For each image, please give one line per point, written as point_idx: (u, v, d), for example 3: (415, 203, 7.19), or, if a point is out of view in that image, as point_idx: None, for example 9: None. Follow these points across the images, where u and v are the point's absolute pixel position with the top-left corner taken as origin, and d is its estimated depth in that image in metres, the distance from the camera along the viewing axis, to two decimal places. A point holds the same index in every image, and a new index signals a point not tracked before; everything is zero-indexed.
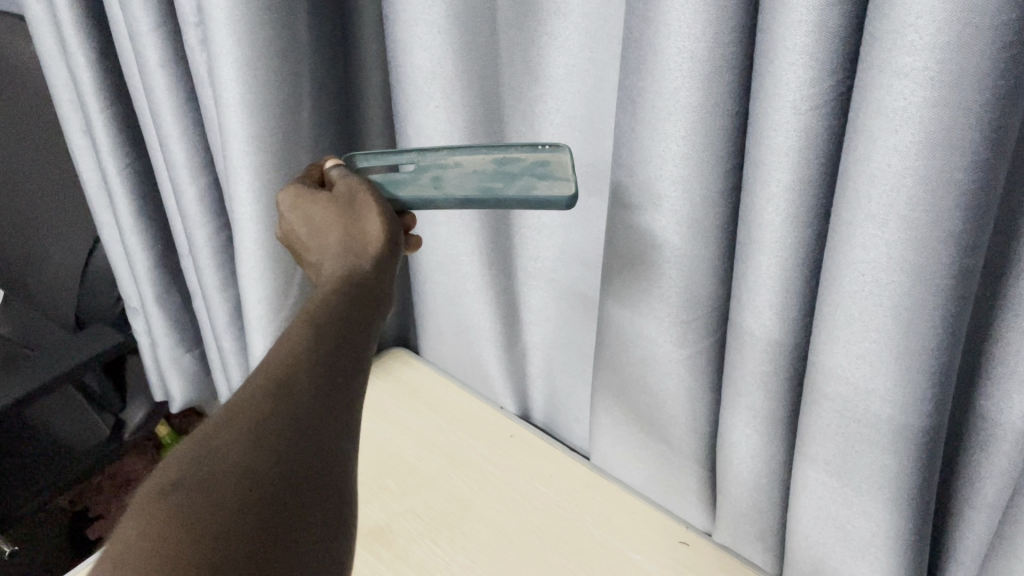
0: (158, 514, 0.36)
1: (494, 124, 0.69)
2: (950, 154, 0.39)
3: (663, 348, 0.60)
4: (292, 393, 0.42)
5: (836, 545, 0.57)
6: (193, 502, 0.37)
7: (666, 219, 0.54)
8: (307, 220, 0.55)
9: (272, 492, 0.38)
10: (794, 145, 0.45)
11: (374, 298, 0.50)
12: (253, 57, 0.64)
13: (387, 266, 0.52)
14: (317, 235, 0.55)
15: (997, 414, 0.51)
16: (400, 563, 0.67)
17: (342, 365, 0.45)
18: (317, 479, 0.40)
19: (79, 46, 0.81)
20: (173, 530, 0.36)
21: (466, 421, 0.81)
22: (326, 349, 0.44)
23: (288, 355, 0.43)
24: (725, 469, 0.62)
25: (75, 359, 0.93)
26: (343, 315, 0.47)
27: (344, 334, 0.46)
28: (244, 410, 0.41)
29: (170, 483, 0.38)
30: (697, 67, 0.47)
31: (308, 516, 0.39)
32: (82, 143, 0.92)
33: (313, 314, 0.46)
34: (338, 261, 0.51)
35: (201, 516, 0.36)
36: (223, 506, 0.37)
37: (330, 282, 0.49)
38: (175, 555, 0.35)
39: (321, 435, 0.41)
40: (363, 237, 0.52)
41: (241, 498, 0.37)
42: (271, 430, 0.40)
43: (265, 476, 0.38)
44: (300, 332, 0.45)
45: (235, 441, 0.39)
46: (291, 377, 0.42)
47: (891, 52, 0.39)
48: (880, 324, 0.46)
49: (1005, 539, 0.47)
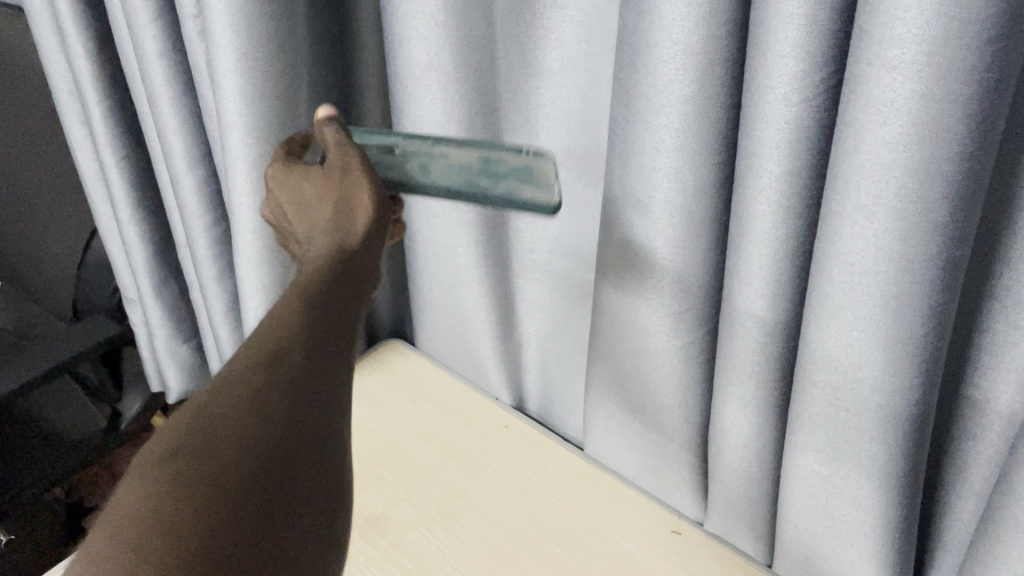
0: (158, 475, 0.38)
1: (491, 117, 0.69)
2: (937, 146, 0.40)
3: (655, 339, 0.61)
4: (282, 371, 0.44)
5: (825, 534, 0.58)
6: (190, 469, 0.38)
7: (660, 210, 0.54)
8: (291, 195, 0.55)
9: (263, 456, 0.40)
10: (785, 136, 0.46)
11: (360, 274, 0.51)
12: (252, 48, 0.65)
13: (373, 244, 0.53)
14: (304, 211, 0.54)
15: (984, 405, 0.52)
16: (396, 550, 0.67)
17: (326, 347, 0.46)
18: (309, 450, 0.42)
19: (78, 37, 0.81)
20: (170, 495, 0.37)
21: (460, 411, 0.82)
22: (312, 330, 0.46)
23: (275, 337, 0.45)
24: (717, 457, 0.63)
25: (71, 349, 0.93)
26: (335, 287, 0.48)
27: (330, 314, 0.47)
28: (237, 390, 0.42)
29: (172, 449, 0.40)
30: (691, 59, 0.47)
31: (303, 484, 0.41)
32: (80, 134, 0.92)
33: (298, 296, 0.47)
34: (328, 238, 0.51)
35: (198, 481, 0.38)
36: (221, 473, 0.38)
37: (317, 261, 0.50)
38: (177, 507, 0.36)
39: (309, 404, 0.43)
40: (354, 213, 0.52)
41: (238, 462, 0.39)
42: (266, 397, 0.42)
43: (259, 442, 0.40)
44: (289, 308, 0.47)
45: (228, 410, 0.41)
46: (281, 357, 0.44)
47: (881, 45, 0.39)
48: (869, 312, 0.46)
49: (990, 526, 0.48)
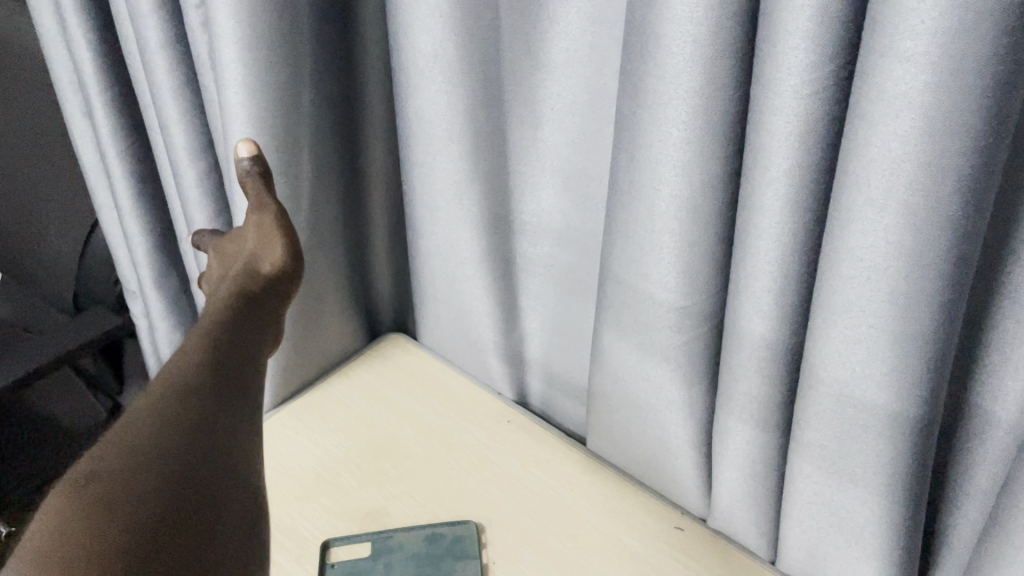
0: (77, 500, 0.34)
1: (496, 110, 0.68)
2: (950, 138, 0.39)
3: (660, 335, 0.61)
4: (198, 391, 0.40)
5: (830, 531, 0.58)
6: (109, 494, 0.34)
7: (666, 204, 0.54)
8: (225, 255, 0.63)
9: (197, 448, 0.37)
10: (795, 130, 0.45)
11: (266, 316, 0.54)
12: (255, 38, 0.64)
13: (271, 292, 0.57)
14: (226, 267, 0.62)
15: (992, 402, 0.51)
16: (395, 544, 0.67)
17: (247, 370, 0.45)
18: (232, 467, 0.38)
19: (80, 26, 0.80)
20: (85, 532, 0.32)
21: (461, 406, 0.82)
22: (226, 354, 0.45)
23: (185, 362, 0.43)
24: (721, 453, 0.63)
25: (72, 341, 0.93)
26: (239, 315, 0.50)
27: (240, 342, 0.47)
28: (143, 416, 0.38)
29: (85, 476, 0.35)
30: (699, 51, 0.47)
31: (231, 504, 0.37)
32: (82, 125, 0.92)
33: (213, 326, 0.47)
34: (239, 272, 0.57)
35: (120, 507, 0.33)
36: (141, 496, 0.34)
37: (225, 291, 0.54)
38: (106, 516, 0.33)
39: (234, 403, 0.41)
40: (268, 256, 0.59)
41: (167, 458, 0.36)
42: (192, 399, 0.40)
43: (189, 436, 0.38)
44: (202, 335, 0.46)
45: (150, 416, 0.38)
46: (195, 377, 0.41)
47: (894, 36, 0.39)
48: (877, 308, 0.46)
49: (997, 525, 0.48)
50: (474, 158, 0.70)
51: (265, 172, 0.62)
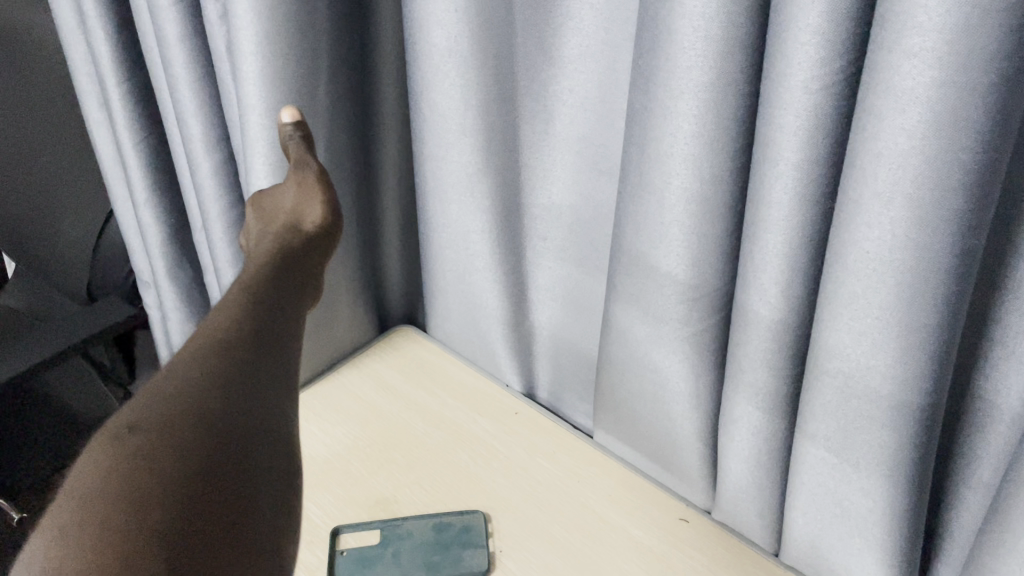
0: (117, 452, 0.35)
1: (508, 103, 0.69)
2: (956, 132, 0.40)
3: (668, 327, 0.62)
4: (236, 349, 0.41)
5: (833, 522, 0.59)
6: (149, 446, 0.35)
7: (675, 198, 0.54)
8: (262, 211, 0.64)
9: (232, 411, 0.38)
10: (804, 124, 0.46)
11: (307, 273, 0.55)
12: (274, 32, 0.66)
13: (313, 250, 0.58)
14: (264, 222, 0.62)
15: (994, 395, 0.52)
16: (403, 528, 0.68)
17: (284, 328, 0.45)
18: (267, 428, 0.39)
19: (98, 19, 0.81)
20: (121, 483, 0.34)
21: (470, 398, 0.83)
22: (266, 312, 0.45)
23: (225, 315, 0.44)
24: (725, 444, 0.64)
25: (84, 330, 0.94)
26: (277, 276, 0.51)
27: (277, 303, 0.47)
28: (183, 373, 0.40)
29: (127, 425, 0.37)
30: (710, 46, 0.48)
31: (266, 466, 0.37)
32: (99, 117, 0.93)
33: (251, 282, 0.48)
34: (281, 231, 0.59)
35: (159, 463, 0.35)
36: (180, 453, 0.35)
37: (267, 249, 0.55)
38: (142, 470, 0.34)
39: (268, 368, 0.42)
40: (309, 212, 0.62)
41: (202, 419, 0.37)
42: (229, 362, 0.41)
43: (223, 399, 0.38)
44: (240, 295, 0.46)
45: (190, 374, 0.39)
46: (233, 333, 0.42)
47: (901, 33, 0.40)
48: (882, 300, 0.47)
49: (996, 517, 0.49)
50: (487, 153, 0.71)
51: (306, 136, 0.66)
